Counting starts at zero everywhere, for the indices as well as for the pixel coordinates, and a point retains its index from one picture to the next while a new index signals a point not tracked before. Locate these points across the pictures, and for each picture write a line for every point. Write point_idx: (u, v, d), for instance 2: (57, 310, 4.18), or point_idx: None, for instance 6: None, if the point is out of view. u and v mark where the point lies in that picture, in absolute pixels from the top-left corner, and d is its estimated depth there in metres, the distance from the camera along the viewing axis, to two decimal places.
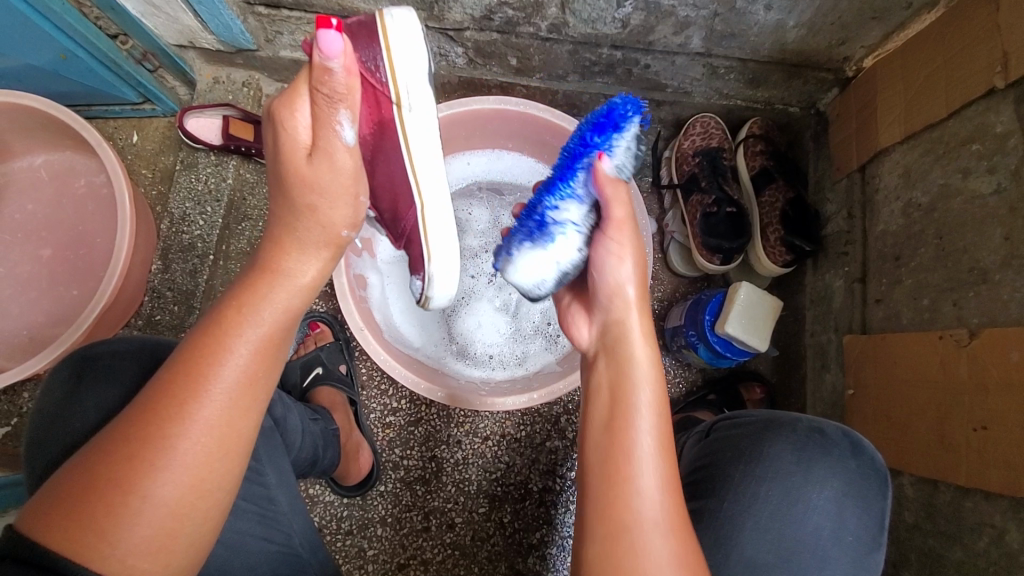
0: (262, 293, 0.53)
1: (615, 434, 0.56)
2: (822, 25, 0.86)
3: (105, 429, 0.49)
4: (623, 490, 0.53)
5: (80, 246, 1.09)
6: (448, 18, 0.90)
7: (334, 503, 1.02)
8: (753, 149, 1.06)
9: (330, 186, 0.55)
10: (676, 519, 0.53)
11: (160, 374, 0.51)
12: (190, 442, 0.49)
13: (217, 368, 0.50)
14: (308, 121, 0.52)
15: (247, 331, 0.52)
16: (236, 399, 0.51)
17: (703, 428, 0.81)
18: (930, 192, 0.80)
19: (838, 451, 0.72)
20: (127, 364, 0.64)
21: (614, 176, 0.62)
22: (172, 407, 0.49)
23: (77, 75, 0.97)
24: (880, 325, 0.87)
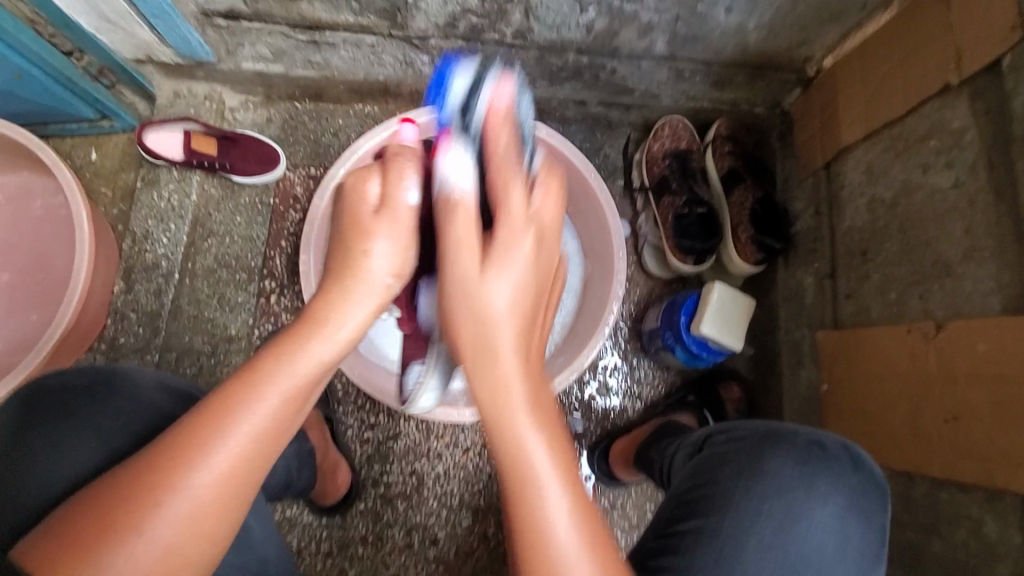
0: (302, 347, 0.49)
1: (497, 412, 0.50)
2: (782, 27, 0.87)
3: (118, 468, 0.48)
4: (513, 475, 0.49)
5: (39, 270, 1.05)
6: (412, 26, 0.90)
7: (312, 523, 0.99)
8: (721, 150, 1.07)
9: (398, 241, 0.53)
10: (583, 505, 0.50)
11: (182, 418, 0.49)
12: (194, 492, 0.46)
13: (238, 418, 0.48)
14: (375, 191, 0.53)
15: (280, 382, 0.49)
16: (252, 450, 0.48)
17: (698, 438, 0.78)
18: (892, 188, 0.81)
19: (839, 464, 0.68)
20: (86, 396, 0.61)
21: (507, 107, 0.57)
22: (183, 455, 0.46)
23: (31, 94, 0.94)
24: (851, 320, 0.88)
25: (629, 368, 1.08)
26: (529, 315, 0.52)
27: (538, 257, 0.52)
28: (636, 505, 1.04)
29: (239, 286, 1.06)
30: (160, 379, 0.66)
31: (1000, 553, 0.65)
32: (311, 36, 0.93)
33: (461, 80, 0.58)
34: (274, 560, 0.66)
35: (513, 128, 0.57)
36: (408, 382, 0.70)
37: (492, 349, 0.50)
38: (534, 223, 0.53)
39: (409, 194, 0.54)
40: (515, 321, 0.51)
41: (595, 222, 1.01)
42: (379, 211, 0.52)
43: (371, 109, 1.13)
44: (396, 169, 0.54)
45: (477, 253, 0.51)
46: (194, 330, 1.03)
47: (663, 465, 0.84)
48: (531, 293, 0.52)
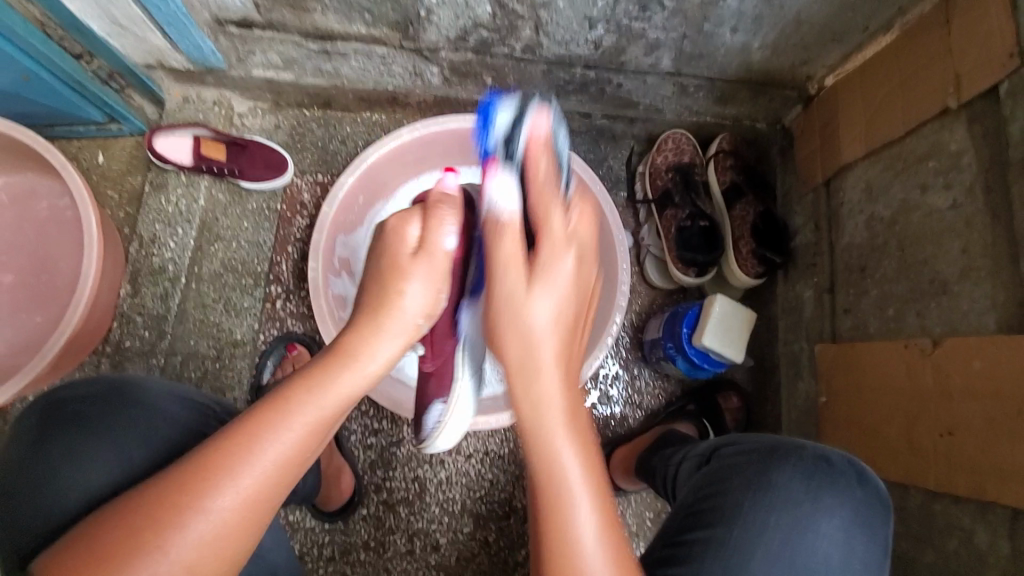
0: (335, 378, 0.52)
1: (537, 433, 0.52)
2: (785, 47, 0.89)
3: (148, 484, 0.49)
4: (551, 478, 0.51)
5: (44, 271, 1.05)
6: (423, 38, 0.91)
7: (314, 528, 1.00)
8: (723, 164, 1.09)
9: (433, 280, 0.57)
10: (610, 519, 0.51)
11: (212, 437, 0.50)
12: (218, 510, 0.47)
13: (265, 444, 0.49)
14: (417, 232, 0.59)
15: (311, 410, 0.51)
16: (276, 475, 0.50)
17: (704, 450, 0.80)
18: (891, 207, 0.83)
19: (845, 479, 0.69)
20: (99, 405, 0.62)
21: (543, 141, 0.63)
22: (211, 476, 0.48)
23: (39, 96, 0.94)
24: (849, 335, 0.90)
25: (630, 377, 1.10)
26: (569, 340, 0.54)
27: (579, 276, 0.55)
28: (635, 512, 1.06)
29: (244, 291, 1.06)
30: (172, 388, 0.67)
31: (991, 565, 0.66)
32: (322, 45, 0.94)
33: (507, 115, 0.67)
34: (282, 566, 0.67)
35: (549, 153, 0.63)
36: (427, 422, 0.74)
37: (536, 373, 0.52)
38: (580, 256, 0.56)
39: (447, 239, 0.59)
40: (557, 339, 0.53)
41: None
42: (417, 254, 0.57)
43: (379, 117, 1.14)
44: (435, 216, 0.60)
45: (523, 270, 0.55)
46: (199, 334, 1.04)
47: (667, 474, 0.85)
48: (569, 321, 0.54)
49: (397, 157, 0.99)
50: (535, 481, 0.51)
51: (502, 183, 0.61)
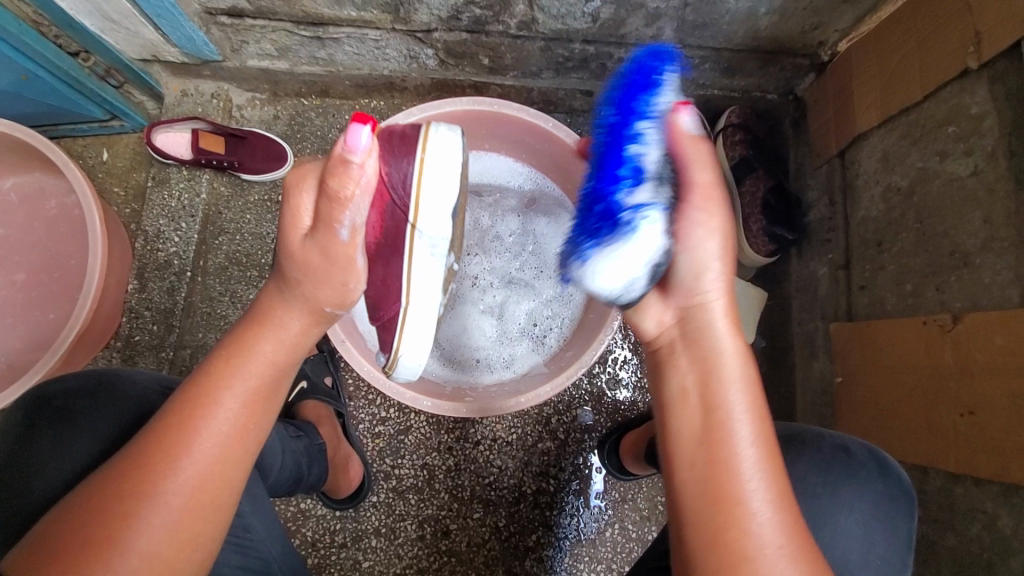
0: (252, 347, 0.53)
1: (719, 503, 0.51)
2: (794, 11, 0.85)
3: (95, 480, 0.49)
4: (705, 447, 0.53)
5: (55, 268, 1.07)
6: (416, 20, 0.89)
7: (326, 516, 1.01)
8: (732, 139, 1.04)
9: (327, 273, 0.53)
10: (775, 474, 0.52)
11: (146, 428, 0.50)
12: (177, 486, 0.48)
13: (202, 422, 0.50)
14: (310, 211, 0.52)
15: (236, 384, 0.52)
16: (222, 449, 0.51)
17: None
18: (909, 175, 0.79)
19: (864, 471, 0.67)
20: (87, 400, 0.63)
21: (696, 132, 0.56)
22: (155, 461, 0.48)
23: (39, 96, 0.94)
24: (865, 312, 0.86)
25: (640, 361, 1.08)
26: (756, 391, 0.55)
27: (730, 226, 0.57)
28: (647, 497, 1.05)
29: (250, 283, 1.07)
30: (157, 379, 0.67)
31: (1015, 550, 0.64)
32: (315, 31, 0.92)
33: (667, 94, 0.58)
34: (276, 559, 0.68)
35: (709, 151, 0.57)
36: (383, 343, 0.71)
37: (725, 401, 0.54)
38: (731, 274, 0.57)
39: (341, 233, 0.51)
40: (746, 401, 0.54)
41: None
42: (321, 252, 0.52)
43: (378, 104, 1.13)
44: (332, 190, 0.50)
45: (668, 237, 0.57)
46: (207, 327, 1.04)
47: None
48: (696, 390, 0.55)
49: None
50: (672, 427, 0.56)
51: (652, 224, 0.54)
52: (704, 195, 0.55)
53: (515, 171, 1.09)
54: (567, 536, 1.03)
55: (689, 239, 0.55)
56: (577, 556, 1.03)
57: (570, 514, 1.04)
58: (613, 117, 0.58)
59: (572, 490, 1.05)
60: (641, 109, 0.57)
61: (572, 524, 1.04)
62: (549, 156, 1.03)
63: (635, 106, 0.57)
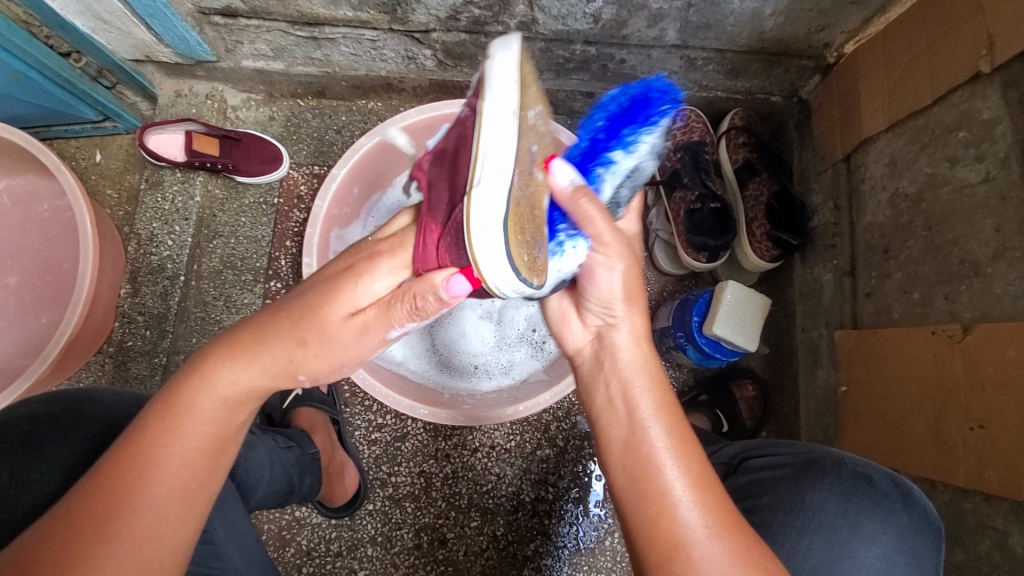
0: (189, 406, 0.51)
1: (649, 499, 0.50)
2: (800, 12, 0.83)
3: (29, 540, 0.47)
4: (629, 455, 0.52)
5: (48, 272, 1.05)
6: (413, 20, 0.87)
7: (321, 524, 0.99)
8: (735, 141, 1.02)
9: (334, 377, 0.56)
10: (700, 467, 0.51)
11: (80, 486, 0.49)
12: (107, 557, 0.47)
13: (143, 481, 0.48)
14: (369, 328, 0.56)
15: (175, 443, 0.50)
16: (167, 504, 0.49)
17: (729, 461, 0.76)
18: (917, 182, 0.77)
19: (888, 502, 0.65)
20: (65, 420, 0.61)
21: (572, 187, 0.57)
22: (92, 521, 0.47)
23: (29, 96, 0.93)
24: (871, 320, 0.84)
25: None
26: (667, 391, 0.56)
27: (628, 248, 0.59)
28: None
29: (245, 287, 1.05)
30: (133, 401, 0.67)
31: None
32: (311, 32, 0.90)
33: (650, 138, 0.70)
34: None
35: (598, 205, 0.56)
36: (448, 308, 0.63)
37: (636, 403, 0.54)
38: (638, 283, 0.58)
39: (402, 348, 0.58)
40: (657, 400, 0.54)
41: None
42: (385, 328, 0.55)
43: (375, 105, 1.11)
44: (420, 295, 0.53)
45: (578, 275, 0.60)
46: (201, 332, 1.03)
47: None
48: (616, 399, 0.55)
49: (390, 147, 0.95)
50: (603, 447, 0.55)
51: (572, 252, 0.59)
52: (603, 246, 0.55)
53: None
54: (566, 545, 1.02)
55: (596, 283, 0.58)
56: (576, 565, 1.01)
57: (569, 522, 1.02)
58: (599, 134, 0.70)
59: (571, 498, 1.04)
60: (627, 138, 0.69)
61: (571, 533, 1.02)
62: None
63: (621, 135, 0.69)
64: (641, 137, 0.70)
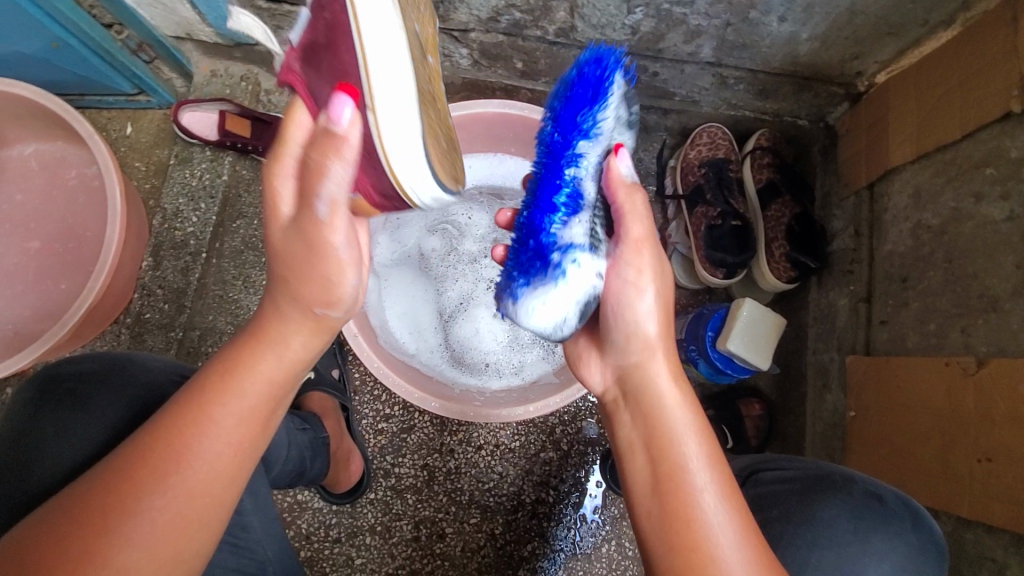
0: (248, 362, 0.52)
1: (675, 528, 0.50)
2: (836, 39, 0.84)
3: (72, 492, 0.47)
4: (662, 480, 0.52)
5: (70, 239, 1.06)
6: (453, 18, 0.88)
7: (322, 509, 1.00)
8: (760, 162, 1.03)
9: (309, 262, 0.50)
10: (735, 501, 0.51)
11: (128, 441, 0.49)
12: (152, 515, 0.47)
13: (192, 439, 0.49)
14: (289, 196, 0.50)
15: (229, 402, 0.51)
16: (217, 465, 0.50)
17: (738, 470, 0.76)
18: (941, 214, 0.78)
19: (898, 521, 0.66)
20: (98, 384, 0.62)
21: (629, 177, 0.58)
22: (139, 475, 0.47)
23: (67, 63, 0.94)
24: (884, 348, 0.85)
25: None
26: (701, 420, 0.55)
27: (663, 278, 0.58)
28: None
29: (265, 269, 1.06)
30: (176, 367, 0.68)
31: None
32: None
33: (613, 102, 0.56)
34: (274, 560, 0.66)
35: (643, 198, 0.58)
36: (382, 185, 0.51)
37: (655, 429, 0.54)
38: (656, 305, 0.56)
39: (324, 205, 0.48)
40: (693, 427, 0.54)
41: None
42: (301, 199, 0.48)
43: None
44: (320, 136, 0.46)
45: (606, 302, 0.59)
46: (218, 310, 1.04)
47: None
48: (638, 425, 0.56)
49: None
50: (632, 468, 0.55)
51: (586, 262, 0.57)
52: (639, 245, 0.57)
53: None
54: (563, 549, 1.02)
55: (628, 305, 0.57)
56: (570, 570, 1.02)
57: (567, 526, 1.03)
58: (556, 135, 0.58)
59: (571, 503, 1.04)
60: (583, 126, 0.56)
61: (568, 537, 1.03)
62: None
63: (577, 121, 0.56)
64: (601, 112, 0.56)
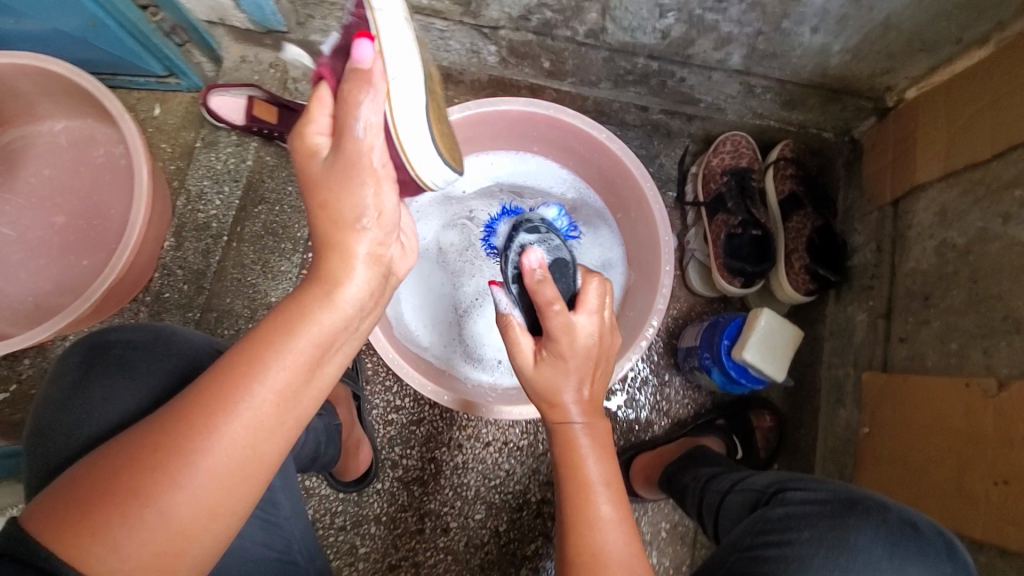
0: (307, 314, 0.48)
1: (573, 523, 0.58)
2: (868, 52, 0.84)
3: (127, 437, 0.46)
4: (575, 478, 0.60)
5: (94, 216, 1.08)
6: (484, 15, 0.89)
7: (329, 496, 1.01)
8: (783, 172, 1.02)
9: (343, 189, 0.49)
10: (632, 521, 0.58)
11: (178, 395, 0.47)
12: (201, 473, 0.45)
13: (241, 396, 0.46)
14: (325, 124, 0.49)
15: (281, 362, 0.47)
16: (266, 424, 0.47)
17: (762, 488, 0.72)
18: (967, 234, 0.77)
19: (935, 551, 0.61)
20: (142, 355, 0.63)
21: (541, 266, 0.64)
22: (191, 431, 0.45)
23: (101, 43, 0.96)
24: (902, 365, 0.84)
25: (659, 383, 1.06)
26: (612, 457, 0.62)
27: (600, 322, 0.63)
28: (651, 521, 1.04)
29: (284, 255, 1.07)
30: (211, 342, 0.69)
31: None
32: None
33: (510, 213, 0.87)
34: (301, 537, 0.66)
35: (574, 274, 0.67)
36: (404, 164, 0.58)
37: (563, 420, 0.62)
38: (555, 360, 0.62)
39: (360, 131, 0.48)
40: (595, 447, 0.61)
41: (643, 231, 1.00)
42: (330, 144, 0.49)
43: None
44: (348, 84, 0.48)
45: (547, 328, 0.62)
46: (235, 293, 1.05)
47: (710, 500, 0.79)
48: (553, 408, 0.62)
49: None
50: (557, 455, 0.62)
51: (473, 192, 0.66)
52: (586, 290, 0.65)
53: (560, 179, 1.09)
54: None
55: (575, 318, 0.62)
56: None
57: None
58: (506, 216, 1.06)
59: None
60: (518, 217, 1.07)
61: None
62: (596, 166, 1.02)
63: None
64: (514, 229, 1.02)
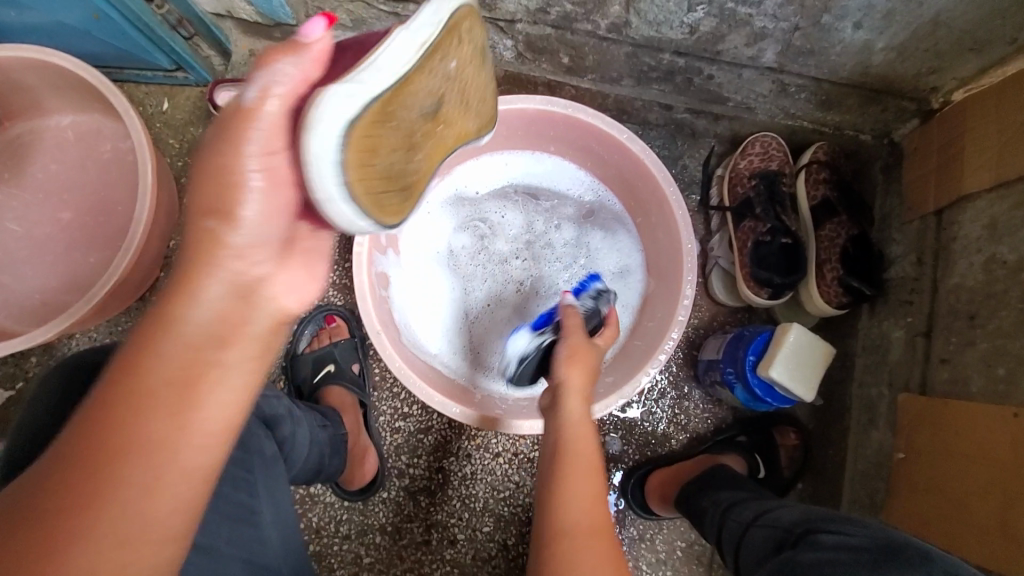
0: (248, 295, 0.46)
1: (561, 529, 0.59)
2: (915, 50, 0.77)
3: (68, 429, 0.42)
4: (564, 472, 0.64)
5: (100, 213, 1.06)
6: (501, 8, 0.84)
7: (334, 504, 0.98)
8: (816, 176, 0.96)
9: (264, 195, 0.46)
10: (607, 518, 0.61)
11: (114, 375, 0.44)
12: (168, 453, 0.43)
13: (198, 372, 0.44)
14: (262, 89, 0.44)
15: (231, 343, 0.46)
16: (223, 400, 0.45)
17: (790, 524, 0.66)
18: (1019, 250, 0.71)
19: None
20: None
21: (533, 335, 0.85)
22: (145, 406, 0.42)
23: (106, 36, 0.94)
24: (944, 388, 0.78)
25: (678, 396, 1.02)
26: (595, 472, 0.64)
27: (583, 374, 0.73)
28: (666, 540, 0.99)
29: None
30: None
31: None
32: (394, 7, 0.87)
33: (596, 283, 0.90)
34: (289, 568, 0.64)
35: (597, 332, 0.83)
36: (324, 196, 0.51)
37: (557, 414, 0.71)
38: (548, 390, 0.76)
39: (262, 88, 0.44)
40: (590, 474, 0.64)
41: (665, 237, 0.94)
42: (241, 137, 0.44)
43: None
44: (289, 50, 0.44)
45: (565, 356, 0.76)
46: None
47: (732, 529, 0.75)
48: (576, 412, 0.70)
49: None
50: (557, 467, 0.64)
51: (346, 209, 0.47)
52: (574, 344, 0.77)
53: (579, 182, 1.03)
54: None
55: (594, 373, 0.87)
56: None
57: None
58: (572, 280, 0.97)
59: None
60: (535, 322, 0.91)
61: None
62: (617, 169, 0.97)
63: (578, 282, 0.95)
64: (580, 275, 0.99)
